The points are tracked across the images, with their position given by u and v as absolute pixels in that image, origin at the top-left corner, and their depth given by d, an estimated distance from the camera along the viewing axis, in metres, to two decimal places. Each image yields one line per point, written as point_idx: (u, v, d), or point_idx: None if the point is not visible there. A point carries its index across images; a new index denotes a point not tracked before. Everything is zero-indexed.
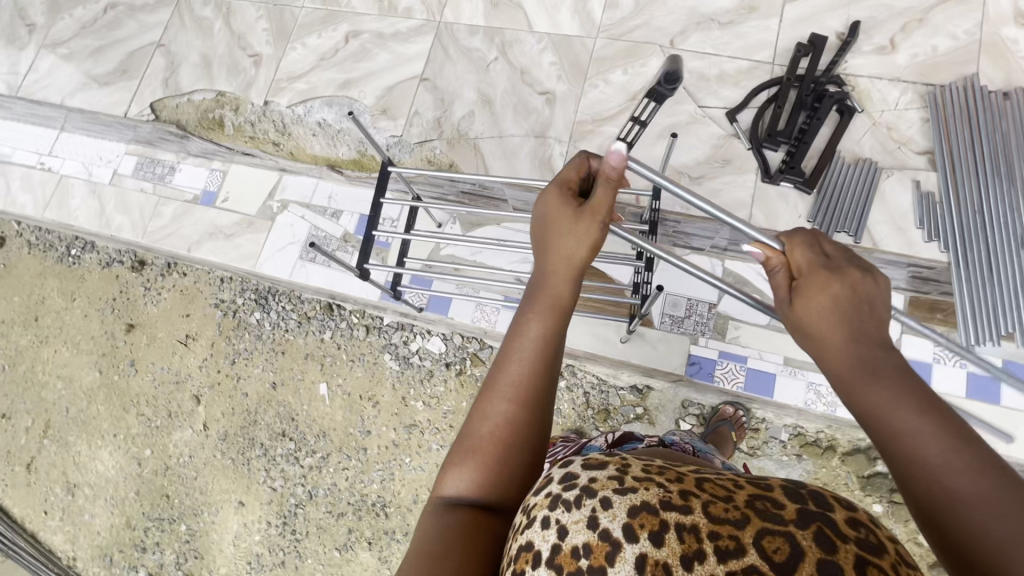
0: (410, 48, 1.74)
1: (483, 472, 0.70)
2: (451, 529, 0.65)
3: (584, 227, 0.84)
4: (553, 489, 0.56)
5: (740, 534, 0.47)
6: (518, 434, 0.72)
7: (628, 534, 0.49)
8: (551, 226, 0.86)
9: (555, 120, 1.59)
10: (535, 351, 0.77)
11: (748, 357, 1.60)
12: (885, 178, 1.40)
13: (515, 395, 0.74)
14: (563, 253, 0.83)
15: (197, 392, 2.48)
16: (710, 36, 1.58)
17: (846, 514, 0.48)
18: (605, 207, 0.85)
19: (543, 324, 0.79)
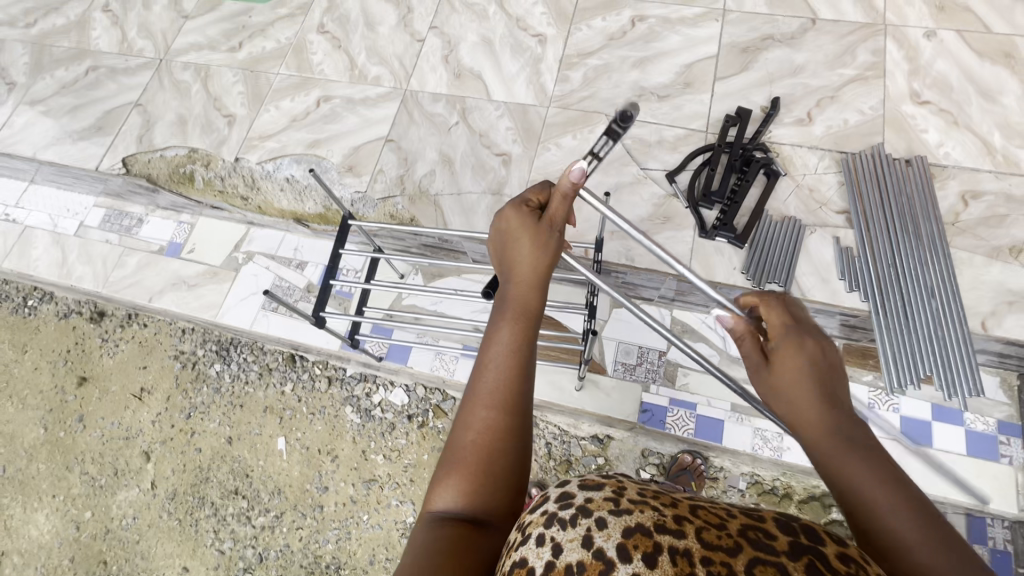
0: (377, 112, 1.87)
1: (468, 480, 0.79)
2: (441, 537, 0.73)
3: (542, 242, 1.02)
4: (549, 508, 0.62)
5: (733, 561, 0.53)
6: (498, 437, 0.82)
7: (622, 554, 0.54)
8: (515, 238, 1.03)
9: (510, 179, 1.71)
10: (505, 360, 0.89)
11: (697, 404, 1.65)
12: (809, 234, 1.53)
13: (494, 403, 0.85)
14: (527, 263, 1.01)
15: (148, 448, 2.39)
16: (651, 107, 1.76)
17: (835, 551, 0.56)
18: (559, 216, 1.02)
19: (512, 333, 0.92)
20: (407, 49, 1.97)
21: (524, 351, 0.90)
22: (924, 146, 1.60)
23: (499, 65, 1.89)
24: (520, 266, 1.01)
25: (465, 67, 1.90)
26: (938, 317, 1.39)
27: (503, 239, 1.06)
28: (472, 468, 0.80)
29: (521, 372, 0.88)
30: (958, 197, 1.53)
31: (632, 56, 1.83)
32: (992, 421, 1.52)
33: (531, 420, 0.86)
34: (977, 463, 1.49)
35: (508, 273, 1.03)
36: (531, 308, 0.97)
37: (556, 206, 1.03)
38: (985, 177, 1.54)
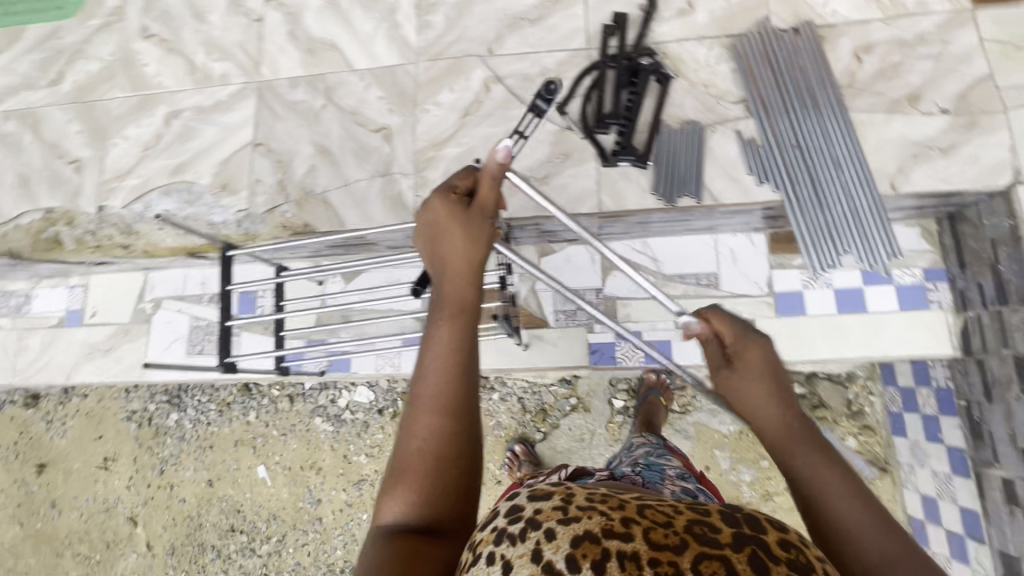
0: (235, 116, 1.68)
1: (417, 489, 0.77)
2: (389, 553, 0.71)
3: (474, 230, 0.96)
4: (500, 525, 0.57)
5: (679, 559, 0.48)
6: (447, 443, 0.80)
7: (572, 566, 0.49)
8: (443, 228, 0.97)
9: (396, 154, 1.56)
10: (445, 363, 0.86)
11: (643, 331, 1.64)
12: (710, 134, 1.46)
13: (436, 405, 0.82)
14: (458, 253, 0.96)
15: (132, 513, 2.33)
16: (524, 35, 1.60)
17: (777, 537, 0.51)
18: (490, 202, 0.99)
19: (451, 332, 0.88)
20: (247, 34, 1.74)
21: (464, 348, 0.87)
22: (810, 8, 1.50)
23: (351, 28, 1.68)
24: (450, 258, 0.96)
25: (316, 39, 1.69)
26: (848, 190, 1.37)
27: (429, 231, 0.99)
28: (423, 478, 0.78)
29: (465, 373, 0.85)
30: (852, 55, 1.46)
31: None
32: (919, 271, 1.54)
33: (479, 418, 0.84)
34: (910, 315, 1.54)
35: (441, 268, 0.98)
36: (465, 302, 0.92)
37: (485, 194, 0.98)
38: (875, 27, 1.46)
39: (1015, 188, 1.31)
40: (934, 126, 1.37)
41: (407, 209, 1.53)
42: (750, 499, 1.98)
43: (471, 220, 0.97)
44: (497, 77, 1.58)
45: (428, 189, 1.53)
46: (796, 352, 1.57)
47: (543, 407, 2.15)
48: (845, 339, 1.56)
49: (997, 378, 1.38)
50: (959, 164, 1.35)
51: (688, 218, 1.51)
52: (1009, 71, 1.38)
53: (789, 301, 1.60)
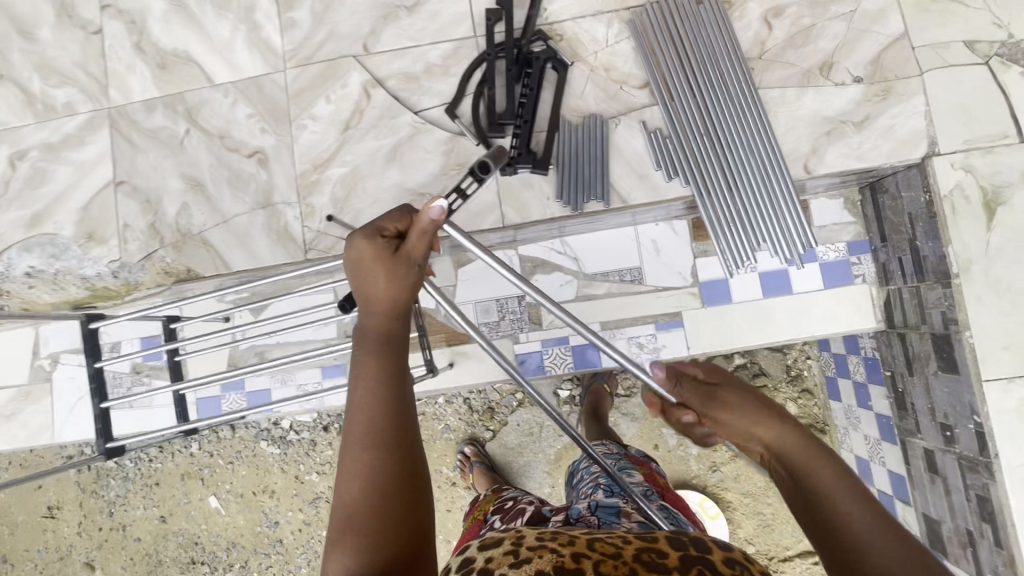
0: (89, 151, 1.47)
1: (363, 548, 0.63)
2: None
3: (398, 270, 0.79)
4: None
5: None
6: (387, 490, 0.67)
7: None
8: (364, 265, 0.80)
9: (276, 181, 1.40)
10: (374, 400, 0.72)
11: (569, 336, 1.58)
12: (614, 128, 1.33)
13: (371, 443, 0.69)
14: (382, 298, 0.79)
15: (88, 558, 2.28)
16: (402, 26, 1.41)
17: (723, 555, 0.61)
18: (420, 249, 0.79)
19: (376, 365, 0.74)
20: (86, 50, 1.49)
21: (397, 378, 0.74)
22: None
23: (204, 34, 1.45)
24: (374, 297, 0.79)
25: (166, 51, 1.46)
26: (759, 179, 1.28)
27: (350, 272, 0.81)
28: (359, 536, 0.64)
29: (400, 406, 0.72)
30: (761, 21, 1.32)
31: None
32: (842, 246, 1.49)
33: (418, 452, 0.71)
34: (835, 292, 1.50)
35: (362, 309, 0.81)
36: (390, 334, 0.78)
37: (412, 237, 0.78)
38: None
39: (931, 160, 1.24)
40: (848, 97, 1.27)
41: (295, 242, 1.39)
42: (699, 472, 2.00)
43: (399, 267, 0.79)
44: (377, 79, 1.40)
45: (316, 218, 1.39)
46: (724, 342, 1.53)
47: (490, 405, 2.10)
48: (773, 324, 1.52)
49: (918, 353, 1.36)
50: (873, 138, 1.26)
51: (601, 219, 1.41)
52: (924, 28, 1.27)
53: (716, 290, 1.53)
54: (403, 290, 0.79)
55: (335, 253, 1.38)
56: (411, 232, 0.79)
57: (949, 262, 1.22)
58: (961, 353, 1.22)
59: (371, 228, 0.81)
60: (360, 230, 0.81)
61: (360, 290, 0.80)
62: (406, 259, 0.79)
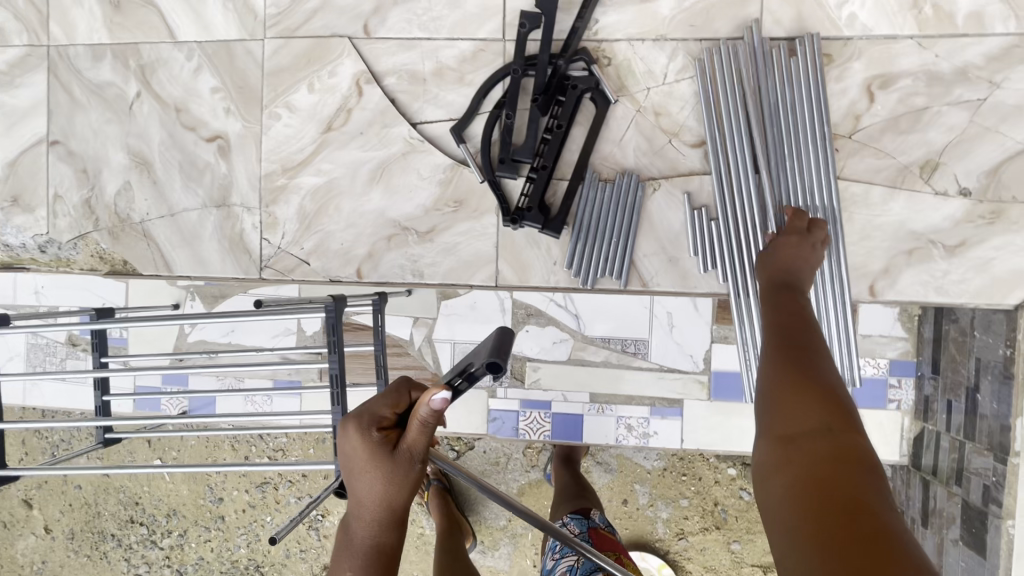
0: (22, 96, 1.22)
1: None
2: None
3: (393, 483, 0.70)
4: None
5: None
6: None
7: None
8: (359, 473, 0.72)
9: (236, 177, 1.16)
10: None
11: (552, 401, 1.39)
12: (651, 193, 1.08)
13: None
14: (375, 510, 0.72)
15: (25, 496, 2.21)
16: (415, 11, 1.12)
17: None
18: (417, 456, 0.70)
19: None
20: None
21: None
22: (818, 9, 1.05)
23: None
24: (361, 509, 0.73)
25: None
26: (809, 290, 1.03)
27: (346, 467, 0.74)
28: None
29: None
30: (862, 89, 1.04)
31: None
32: (884, 362, 1.25)
33: None
34: (863, 414, 1.26)
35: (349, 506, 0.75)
36: (383, 550, 0.73)
37: (410, 434, 0.70)
38: (902, 48, 1.03)
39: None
40: (945, 213, 1.02)
41: (250, 254, 1.17)
42: (662, 536, 1.70)
43: (394, 479, 0.70)
44: (373, 74, 1.13)
45: (277, 231, 1.16)
46: (723, 442, 1.35)
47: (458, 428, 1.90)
48: None
49: (939, 509, 1.17)
50: (961, 269, 1.03)
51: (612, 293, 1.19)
52: None
53: (727, 382, 1.33)
54: (400, 500, 0.72)
55: (294, 276, 1.16)
56: (410, 431, 0.69)
57: (1013, 436, 1.02)
58: (994, 540, 1.04)
59: (366, 419, 0.72)
60: (355, 424, 0.72)
61: (352, 489, 0.73)
62: (404, 467, 0.70)
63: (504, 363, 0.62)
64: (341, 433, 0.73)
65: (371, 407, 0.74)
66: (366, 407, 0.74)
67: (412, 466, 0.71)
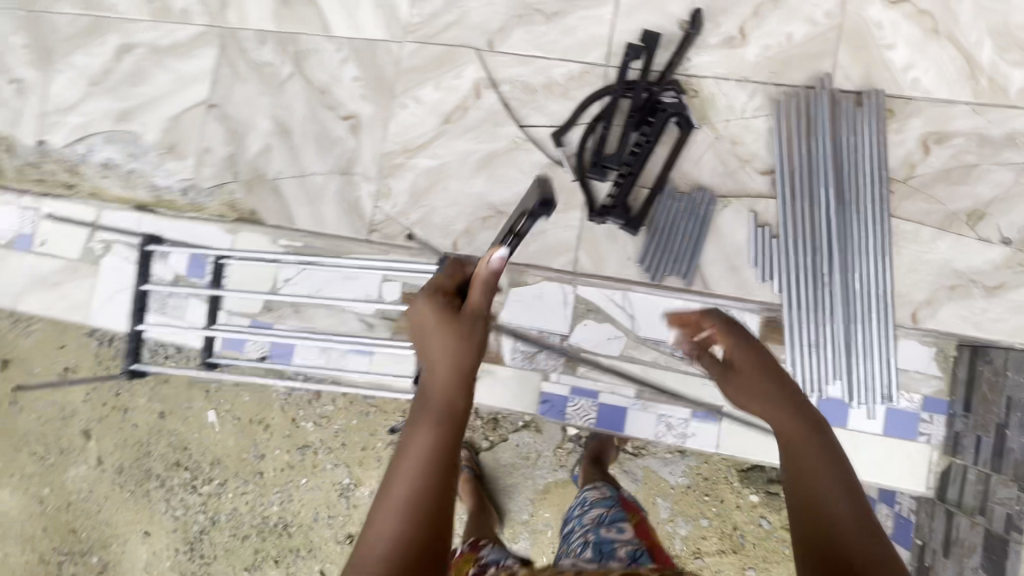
0: (192, 64, 1.44)
1: None
2: None
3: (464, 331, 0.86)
4: None
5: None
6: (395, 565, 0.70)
7: None
8: (430, 329, 0.87)
9: (361, 151, 1.36)
10: (425, 463, 0.76)
11: (600, 392, 1.51)
12: (721, 208, 1.23)
13: (411, 514, 0.73)
14: (445, 368, 0.83)
15: (86, 426, 2.38)
16: (535, 34, 1.33)
17: None
18: (479, 309, 0.88)
19: (428, 435, 0.78)
20: None
21: (447, 462, 0.77)
22: (886, 70, 1.21)
23: None
24: (436, 364, 0.83)
25: None
26: (859, 310, 1.17)
27: (416, 332, 0.90)
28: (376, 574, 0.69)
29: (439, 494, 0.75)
30: (919, 142, 1.19)
31: None
32: (917, 398, 1.33)
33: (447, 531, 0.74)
34: (892, 443, 1.34)
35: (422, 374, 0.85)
36: (455, 408, 0.81)
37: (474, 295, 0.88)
38: (958, 111, 1.18)
39: None
40: (985, 257, 1.15)
41: (363, 218, 1.35)
42: (679, 552, 1.75)
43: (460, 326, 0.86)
44: (492, 81, 1.33)
45: (390, 200, 1.34)
46: (756, 450, 1.45)
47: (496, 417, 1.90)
48: None
49: (961, 539, 1.25)
50: (997, 308, 1.15)
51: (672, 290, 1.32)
52: None
53: None
54: (467, 354, 0.85)
55: (398, 241, 1.34)
56: (474, 289, 0.89)
57: None
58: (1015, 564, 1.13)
59: (432, 289, 0.91)
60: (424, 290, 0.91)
61: (423, 350, 0.86)
62: (468, 319, 0.87)
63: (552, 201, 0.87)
64: (411, 305, 0.91)
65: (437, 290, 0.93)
66: (432, 286, 0.94)
67: (477, 320, 0.88)
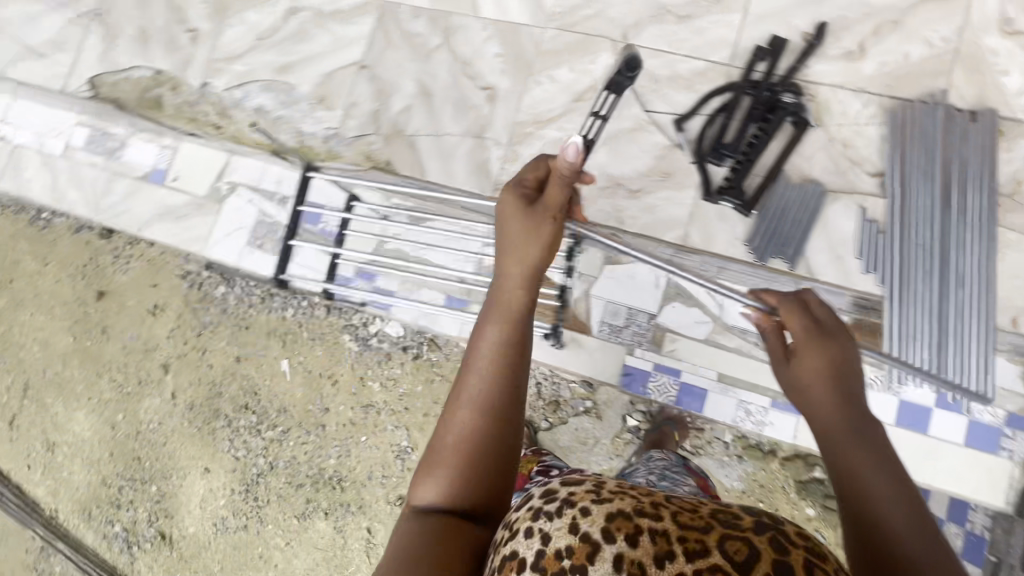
0: (350, 30, 1.62)
1: (451, 474, 0.87)
2: (433, 540, 0.79)
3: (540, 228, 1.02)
4: (537, 504, 0.69)
5: (705, 537, 0.59)
6: (471, 431, 0.89)
7: (608, 537, 0.60)
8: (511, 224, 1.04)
9: (495, 119, 1.50)
10: (498, 356, 0.93)
11: (683, 371, 1.58)
12: (830, 201, 1.32)
13: (479, 405, 0.90)
14: (518, 261, 1.01)
15: (166, 361, 2.53)
16: (666, 32, 1.46)
17: (794, 530, 0.62)
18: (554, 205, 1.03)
19: (500, 334, 0.95)
20: None
21: (512, 356, 0.93)
22: (998, 94, 1.30)
23: None
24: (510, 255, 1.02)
25: None
26: (966, 309, 1.23)
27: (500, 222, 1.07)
28: (457, 448, 0.88)
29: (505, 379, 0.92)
30: None
31: None
32: (1002, 413, 1.36)
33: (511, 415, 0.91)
34: (973, 455, 1.37)
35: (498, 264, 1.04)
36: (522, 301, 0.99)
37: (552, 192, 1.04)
38: None
39: None
40: None
41: (489, 178, 1.49)
42: None
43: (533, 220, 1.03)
44: None
45: (517, 164, 1.48)
46: None
47: (557, 399, 1.66)
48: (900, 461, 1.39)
49: None
50: None
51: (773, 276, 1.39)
52: None
53: None
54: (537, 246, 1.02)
55: None
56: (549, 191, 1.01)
57: None
58: None
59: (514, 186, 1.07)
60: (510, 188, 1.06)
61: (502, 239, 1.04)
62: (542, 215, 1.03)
63: (634, 71, 1.17)
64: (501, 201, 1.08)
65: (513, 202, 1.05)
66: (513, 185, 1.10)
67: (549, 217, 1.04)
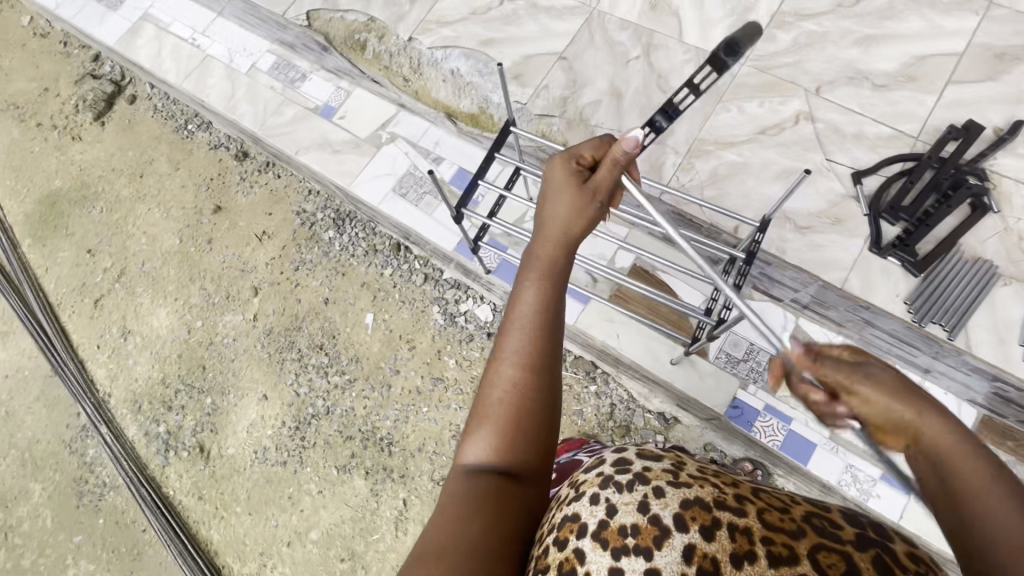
0: (560, 25, 1.78)
1: (497, 440, 0.71)
2: (481, 495, 0.67)
3: (582, 202, 0.93)
4: (604, 469, 0.69)
5: (794, 543, 0.56)
6: (517, 390, 0.73)
7: (679, 524, 0.60)
8: (555, 192, 0.94)
9: (677, 130, 1.60)
10: (538, 307, 0.79)
11: (794, 419, 1.56)
12: (999, 285, 1.35)
13: (523, 358, 0.75)
14: (562, 224, 0.90)
15: (257, 284, 2.60)
16: (859, 94, 1.54)
17: (907, 549, 0.56)
18: (606, 185, 0.96)
19: (542, 282, 0.82)
20: None
21: (555, 304, 0.80)
22: None
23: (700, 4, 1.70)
24: (552, 222, 0.90)
25: None
26: None
27: (545, 190, 0.96)
28: (498, 409, 0.72)
29: (550, 328, 0.77)
30: None
31: (858, 30, 1.59)
32: None
33: (554, 370, 0.76)
34: None
35: (538, 229, 0.91)
36: (564, 261, 0.86)
37: (602, 172, 0.97)
38: None
39: None
40: None
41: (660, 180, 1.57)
42: None
43: (581, 194, 0.94)
44: (811, 116, 1.54)
45: (690, 175, 1.56)
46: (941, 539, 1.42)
47: (629, 426, 1.74)
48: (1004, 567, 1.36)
49: None
50: None
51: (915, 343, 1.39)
52: None
53: None
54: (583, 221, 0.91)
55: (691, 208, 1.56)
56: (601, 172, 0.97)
57: None
58: None
59: (571, 156, 1.00)
60: (561, 156, 0.99)
61: (545, 210, 0.93)
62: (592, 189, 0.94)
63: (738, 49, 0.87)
64: (550, 169, 0.99)
65: (556, 173, 0.97)
66: (567, 157, 1.00)
67: (598, 195, 0.94)
